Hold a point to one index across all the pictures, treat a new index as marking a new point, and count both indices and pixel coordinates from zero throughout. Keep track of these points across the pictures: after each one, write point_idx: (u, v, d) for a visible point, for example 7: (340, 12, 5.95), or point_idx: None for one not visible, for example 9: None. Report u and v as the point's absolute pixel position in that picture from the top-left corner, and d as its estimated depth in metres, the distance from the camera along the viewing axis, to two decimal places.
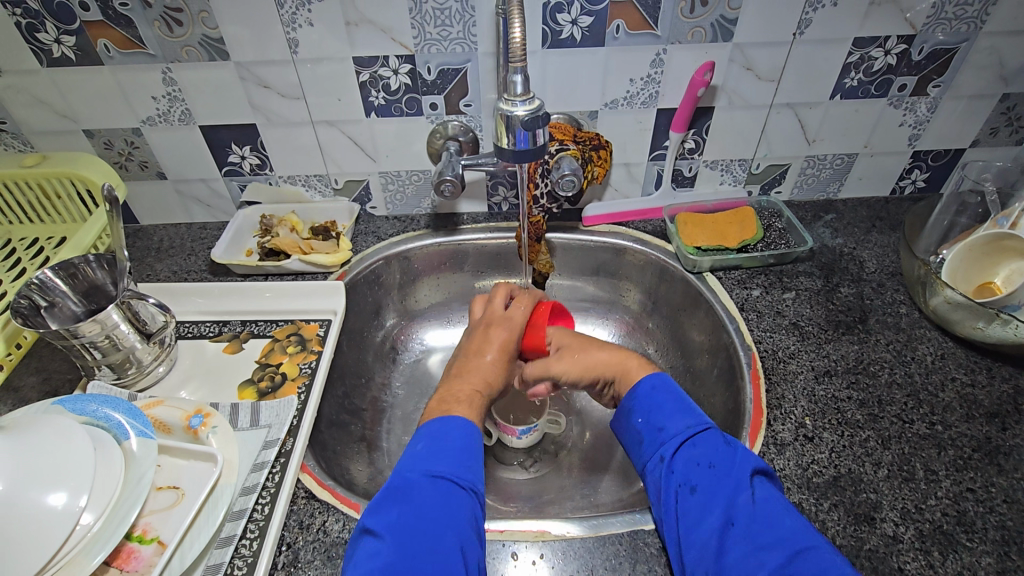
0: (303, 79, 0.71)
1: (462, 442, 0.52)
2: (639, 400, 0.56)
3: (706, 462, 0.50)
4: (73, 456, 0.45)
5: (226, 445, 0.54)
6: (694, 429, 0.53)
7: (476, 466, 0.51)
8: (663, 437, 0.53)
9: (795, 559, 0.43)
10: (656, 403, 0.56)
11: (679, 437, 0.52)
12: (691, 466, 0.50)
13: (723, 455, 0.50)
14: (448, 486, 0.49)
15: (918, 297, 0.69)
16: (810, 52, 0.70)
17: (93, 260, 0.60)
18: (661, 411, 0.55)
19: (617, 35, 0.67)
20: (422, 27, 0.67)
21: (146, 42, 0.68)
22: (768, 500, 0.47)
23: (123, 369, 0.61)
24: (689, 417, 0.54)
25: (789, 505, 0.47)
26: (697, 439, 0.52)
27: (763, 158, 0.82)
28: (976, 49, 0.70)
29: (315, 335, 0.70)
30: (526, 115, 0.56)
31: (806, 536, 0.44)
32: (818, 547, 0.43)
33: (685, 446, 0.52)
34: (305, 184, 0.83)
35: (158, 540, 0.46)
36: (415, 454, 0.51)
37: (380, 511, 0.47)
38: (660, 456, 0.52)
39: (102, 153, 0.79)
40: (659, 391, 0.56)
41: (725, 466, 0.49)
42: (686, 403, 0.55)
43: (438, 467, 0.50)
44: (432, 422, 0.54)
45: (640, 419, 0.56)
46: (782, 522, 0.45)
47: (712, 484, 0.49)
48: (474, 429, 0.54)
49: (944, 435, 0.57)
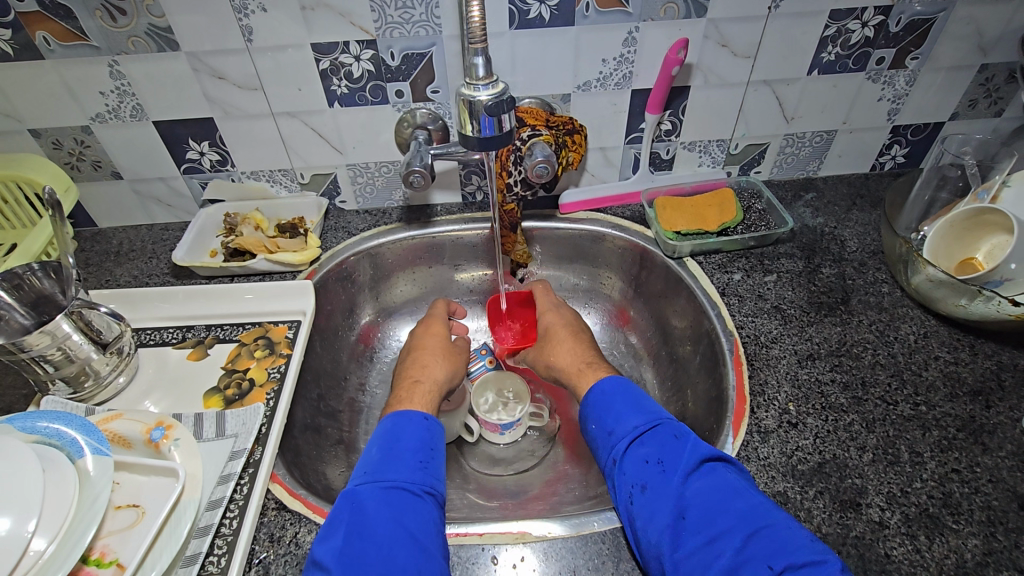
0: (260, 68, 0.68)
1: (416, 447, 0.53)
2: (592, 407, 0.58)
3: (654, 458, 0.50)
4: (18, 480, 0.42)
5: (189, 459, 0.51)
6: (643, 427, 0.53)
7: (433, 473, 0.52)
8: (614, 441, 0.53)
9: (747, 541, 0.42)
10: (606, 406, 0.56)
11: (626, 438, 0.52)
12: (639, 464, 0.50)
13: (670, 448, 0.50)
14: (402, 494, 0.49)
15: (900, 276, 0.68)
16: (786, 27, 0.68)
17: (38, 269, 0.57)
18: (610, 413, 0.55)
19: (587, 13, 0.65)
20: (383, 10, 0.64)
21: (89, 34, 0.64)
22: (717, 485, 0.46)
23: (79, 383, 0.58)
24: (637, 416, 0.54)
25: (740, 486, 0.46)
26: (645, 437, 0.52)
27: (741, 138, 0.80)
28: (954, 20, 0.68)
29: (284, 338, 0.67)
30: (490, 100, 0.54)
31: (760, 515, 0.43)
32: (773, 525, 0.42)
33: (633, 445, 0.52)
34: (270, 179, 0.80)
35: (117, 562, 0.44)
36: (367, 464, 0.52)
37: (329, 538, 0.45)
38: (613, 459, 0.52)
39: (51, 153, 0.74)
40: (609, 395, 0.57)
41: (673, 460, 0.49)
42: (635, 401, 0.56)
43: (389, 475, 0.50)
44: (386, 425, 0.55)
45: (594, 425, 0.56)
46: (734, 504, 0.44)
47: (660, 479, 0.48)
48: (435, 429, 0.57)
49: (928, 416, 0.56)
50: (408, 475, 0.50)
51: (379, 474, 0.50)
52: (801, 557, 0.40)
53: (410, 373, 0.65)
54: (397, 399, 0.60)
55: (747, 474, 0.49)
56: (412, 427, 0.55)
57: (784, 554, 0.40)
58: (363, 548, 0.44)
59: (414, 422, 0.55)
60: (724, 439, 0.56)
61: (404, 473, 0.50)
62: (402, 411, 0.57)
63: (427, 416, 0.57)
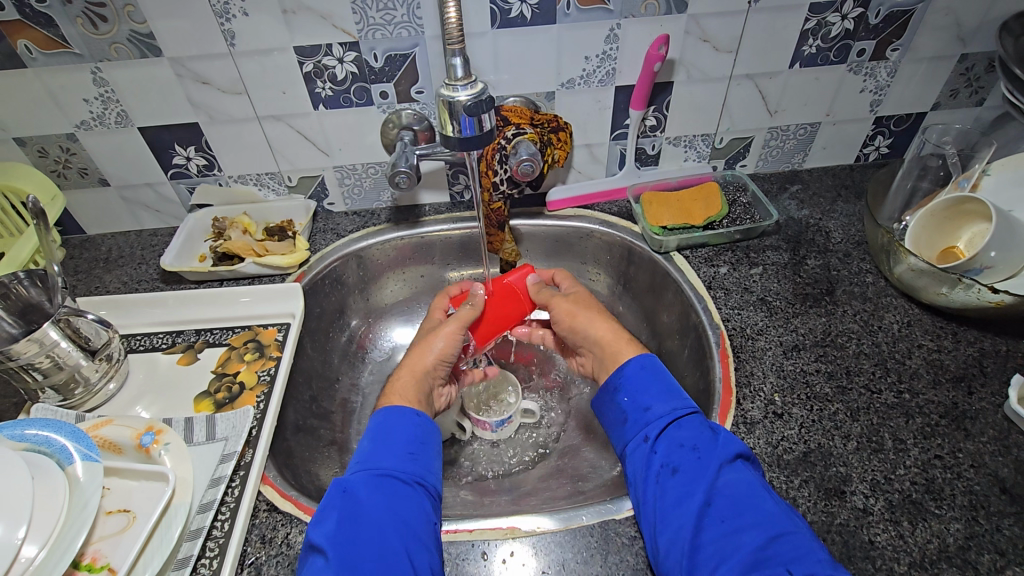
0: (244, 72, 0.68)
1: (408, 439, 0.54)
2: (626, 381, 0.57)
3: (689, 442, 0.50)
4: (8, 486, 0.42)
5: (180, 463, 0.51)
6: (680, 411, 0.53)
7: (424, 464, 0.53)
8: (649, 417, 0.53)
9: (769, 542, 0.42)
10: (644, 383, 0.56)
11: (665, 418, 0.53)
12: (674, 445, 0.50)
13: (707, 436, 0.50)
14: (394, 483, 0.49)
15: (883, 266, 0.69)
16: (767, 20, 0.68)
17: (25, 277, 0.58)
18: (647, 391, 0.55)
19: (568, 11, 0.65)
20: (365, 12, 0.64)
21: (71, 41, 0.64)
22: (747, 483, 0.47)
23: (68, 391, 0.58)
24: (675, 399, 0.54)
25: (768, 489, 0.47)
26: (683, 421, 0.52)
27: (726, 132, 0.80)
28: (932, 10, 0.69)
29: (274, 340, 0.68)
30: (469, 100, 0.54)
31: (784, 520, 0.44)
32: (796, 532, 0.43)
33: (670, 427, 0.52)
34: (257, 183, 0.80)
35: (108, 567, 0.44)
36: (358, 455, 0.52)
37: (321, 523, 0.46)
38: (644, 436, 0.52)
39: (37, 162, 0.74)
40: (648, 373, 0.57)
41: (708, 448, 0.49)
42: (671, 385, 0.56)
43: (381, 464, 0.51)
44: (377, 418, 0.56)
45: (626, 399, 0.56)
46: (761, 503, 0.45)
47: (694, 464, 0.49)
48: (427, 424, 0.56)
49: (912, 403, 0.57)
50: (399, 464, 0.51)
51: (369, 463, 0.51)
52: (820, 567, 0.40)
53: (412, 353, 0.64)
54: (382, 394, 0.60)
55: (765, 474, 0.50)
56: (399, 419, 0.55)
57: (803, 560, 0.41)
58: (356, 534, 0.45)
59: (406, 417, 0.55)
60: None
61: (395, 461, 0.51)
62: (389, 406, 0.56)
63: (416, 411, 0.56)
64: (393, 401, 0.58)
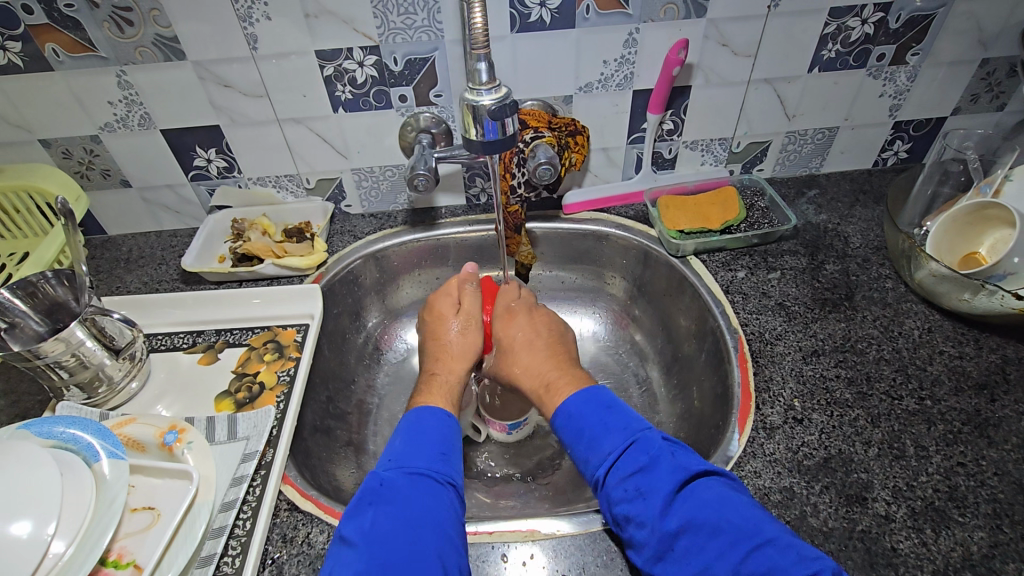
0: (265, 76, 0.69)
1: (441, 440, 0.54)
2: (564, 420, 0.55)
3: (633, 484, 0.48)
4: (37, 483, 0.43)
5: (203, 461, 0.52)
6: (616, 448, 0.51)
7: (455, 465, 0.53)
8: (593, 466, 0.51)
9: (741, 568, 0.41)
10: (578, 428, 0.54)
11: (603, 463, 0.50)
12: (618, 489, 0.48)
13: (650, 468, 0.48)
14: (429, 483, 0.49)
15: (904, 271, 0.68)
16: (786, 25, 0.68)
17: (52, 277, 0.59)
18: (582, 435, 0.53)
19: (587, 15, 0.65)
20: (385, 16, 0.64)
21: (97, 44, 0.65)
22: (711, 501, 0.45)
23: (93, 389, 0.59)
24: (612, 435, 0.52)
25: (727, 501, 0.44)
26: (624, 458, 0.50)
27: (743, 136, 0.80)
28: (953, 15, 0.68)
29: (293, 341, 0.68)
30: (493, 104, 0.54)
31: (752, 534, 0.42)
32: (769, 541, 0.41)
33: (612, 470, 0.50)
34: (276, 185, 0.81)
35: (134, 564, 0.44)
36: (391, 453, 0.53)
37: (356, 516, 0.46)
38: (596, 484, 0.51)
39: (61, 163, 0.76)
40: (577, 409, 0.55)
41: (651, 483, 0.47)
42: (603, 416, 0.54)
43: (414, 463, 0.51)
44: (409, 419, 0.56)
45: (570, 445, 0.54)
46: (726, 520, 0.43)
47: (640, 506, 0.46)
48: (454, 426, 0.57)
49: (933, 410, 0.57)
50: (433, 465, 0.51)
51: (404, 462, 0.51)
52: None
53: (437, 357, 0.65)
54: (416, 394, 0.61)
55: (732, 480, 0.48)
56: (435, 421, 0.55)
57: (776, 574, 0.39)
58: (391, 532, 0.45)
59: (437, 418, 0.56)
60: (730, 436, 0.57)
61: (429, 462, 0.51)
62: (424, 407, 0.57)
63: (447, 413, 0.57)
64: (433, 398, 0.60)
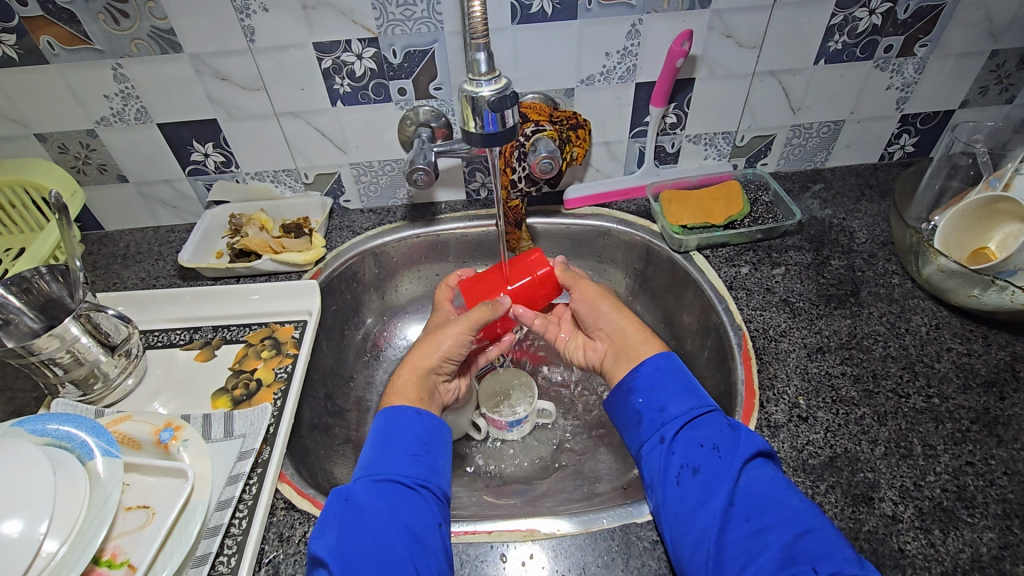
0: (262, 69, 0.68)
1: (410, 441, 0.53)
2: (641, 380, 0.56)
3: (710, 443, 0.49)
4: (30, 482, 0.42)
5: (198, 459, 0.51)
6: (697, 410, 0.52)
7: (427, 466, 0.52)
8: (666, 418, 0.52)
9: (795, 540, 0.42)
10: (660, 381, 0.55)
11: (681, 418, 0.52)
12: (693, 446, 0.50)
13: (725, 435, 0.49)
14: (398, 489, 0.49)
15: (910, 267, 0.67)
16: (792, 16, 0.67)
17: (46, 273, 0.58)
18: (663, 390, 0.54)
19: (589, 6, 0.64)
20: (384, 8, 0.63)
21: (92, 37, 0.64)
22: (771, 479, 0.46)
23: (88, 385, 0.58)
24: (692, 398, 0.53)
25: (792, 485, 0.46)
26: (700, 421, 0.51)
27: (747, 130, 0.79)
28: (963, 6, 0.67)
29: (291, 338, 0.67)
30: (493, 96, 0.53)
31: (812, 517, 0.43)
32: (827, 529, 0.43)
33: (686, 428, 0.51)
34: (274, 180, 0.80)
35: (128, 563, 0.44)
36: (362, 461, 0.52)
37: (324, 535, 0.45)
38: (661, 438, 0.51)
39: (57, 157, 0.75)
40: (662, 371, 0.56)
41: (730, 445, 0.49)
42: (688, 382, 0.55)
43: (382, 471, 0.50)
44: (379, 421, 0.55)
45: (641, 399, 0.55)
46: (789, 499, 0.44)
47: (714, 463, 0.48)
48: (430, 420, 0.56)
49: (942, 408, 0.56)
50: (403, 469, 0.51)
51: (374, 469, 0.51)
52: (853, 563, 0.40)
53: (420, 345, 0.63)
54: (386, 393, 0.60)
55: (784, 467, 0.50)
56: (404, 421, 0.55)
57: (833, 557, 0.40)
58: (358, 543, 0.45)
59: (407, 417, 0.55)
60: None
61: (397, 466, 0.51)
62: (390, 410, 0.56)
63: (418, 409, 0.56)
64: (395, 402, 0.58)
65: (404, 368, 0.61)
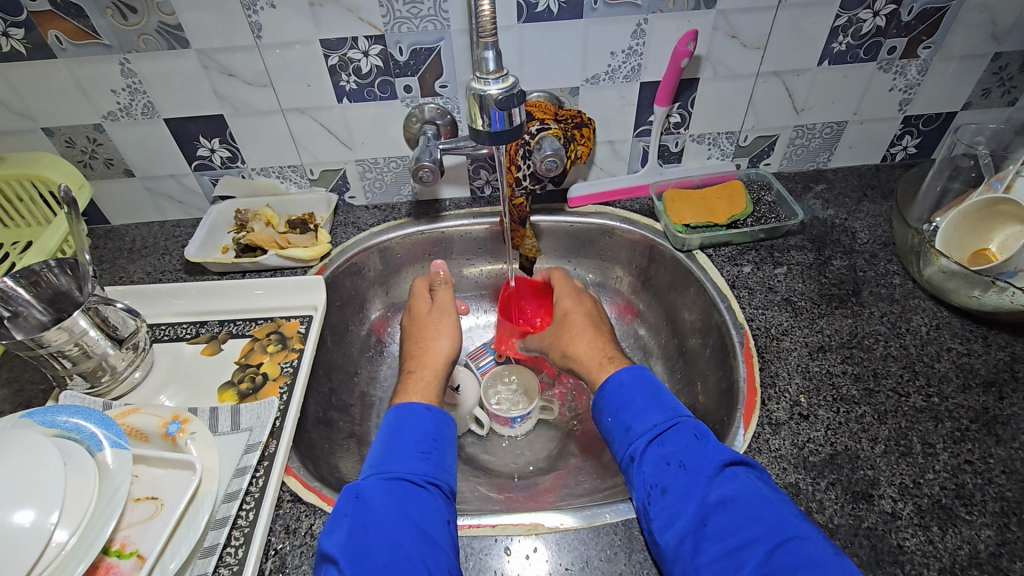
0: (269, 66, 0.68)
1: (419, 438, 0.54)
2: (608, 400, 0.58)
3: (677, 460, 0.50)
4: (39, 474, 0.42)
5: (205, 452, 0.52)
6: (661, 426, 0.53)
7: (435, 464, 0.53)
8: (632, 437, 0.54)
9: (770, 555, 0.42)
10: (624, 401, 0.57)
11: (645, 436, 0.53)
12: (659, 464, 0.51)
13: (692, 449, 0.51)
14: (406, 486, 0.50)
15: (912, 268, 0.68)
16: (797, 17, 0.67)
17: (55, 266, 0.58)
18: (629, 408, 0.56)
19: (595, 5, 0.64)
20: (391, 5, 0.64)
21: (100, 32, 0.64)
22: (744, 491, 0.47)
23: (96, 378, 0.59)
24: (657, 414, 0.54)
25: (765, 494, 0.46)
26: (665, 437, 0.52)
27: (751, 130, 0.79)
28: (966, 9, 0.67)
29: (296, 333, 0.68)
30: (501, 93, 0.54)
31: (787, 526, 0.44)
32: (802, 536, 0.43)
33: (652, 445, 0.52)
34: (280, 175, 0.80)
35: (137, 553, 0.44)
36: (373, 458, 0.53)
37: (333, 532, 0.46)
38: (632, 456, 0.53)
39: (64, 152, 0.75)
40: (627, 388, 0.58)
41: (695, 461, 0.50)
42: (655, 397, 0.56)
43: (391, 468, 0.51)
44: (390, 418, 0.57)
45: (611, 419, 0.57)
46: (761, 513, 0.45)
47: (682, 481, 0.49)
48: (439, 417, 0.58)
49: (941, 408, 0.56)
50: (412, 466, 0.52)
51: (383, 467, 0.52)
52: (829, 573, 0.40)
53: (417, 351, 0.68)
54: (398, 393, 0.62)
55: (766, 474, 0.50)
56: (418, 417, 0.56)
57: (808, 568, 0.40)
58: (367, 540, 0.45)
59: (417, 413, 0.56)
60: (735, 432, 0.56)
61: (406, 464, 0.52)
62: (403, 404, 0.58)
63: (428, 406, 0.58)
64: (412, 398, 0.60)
65: (419, 366, 0.66)
